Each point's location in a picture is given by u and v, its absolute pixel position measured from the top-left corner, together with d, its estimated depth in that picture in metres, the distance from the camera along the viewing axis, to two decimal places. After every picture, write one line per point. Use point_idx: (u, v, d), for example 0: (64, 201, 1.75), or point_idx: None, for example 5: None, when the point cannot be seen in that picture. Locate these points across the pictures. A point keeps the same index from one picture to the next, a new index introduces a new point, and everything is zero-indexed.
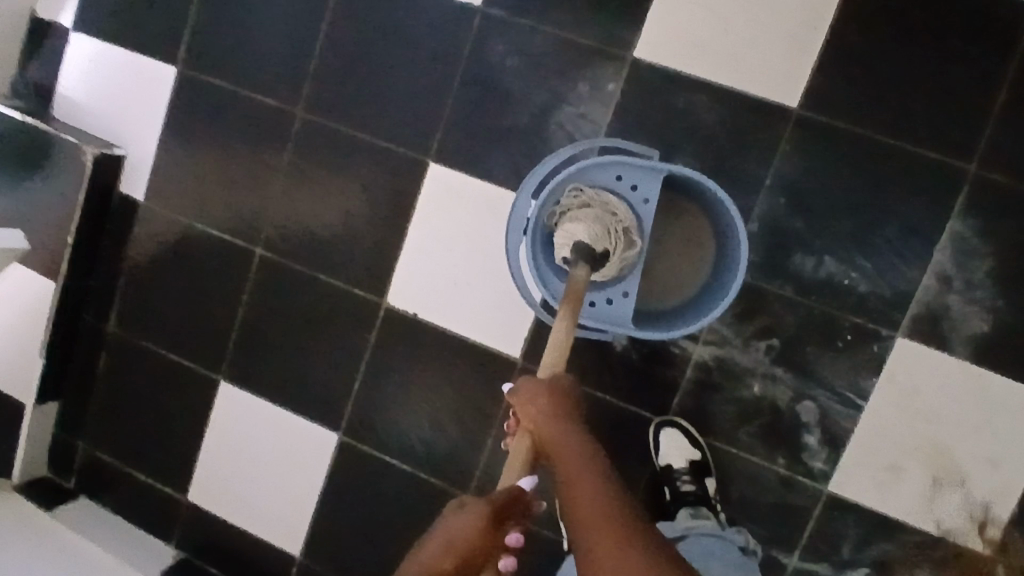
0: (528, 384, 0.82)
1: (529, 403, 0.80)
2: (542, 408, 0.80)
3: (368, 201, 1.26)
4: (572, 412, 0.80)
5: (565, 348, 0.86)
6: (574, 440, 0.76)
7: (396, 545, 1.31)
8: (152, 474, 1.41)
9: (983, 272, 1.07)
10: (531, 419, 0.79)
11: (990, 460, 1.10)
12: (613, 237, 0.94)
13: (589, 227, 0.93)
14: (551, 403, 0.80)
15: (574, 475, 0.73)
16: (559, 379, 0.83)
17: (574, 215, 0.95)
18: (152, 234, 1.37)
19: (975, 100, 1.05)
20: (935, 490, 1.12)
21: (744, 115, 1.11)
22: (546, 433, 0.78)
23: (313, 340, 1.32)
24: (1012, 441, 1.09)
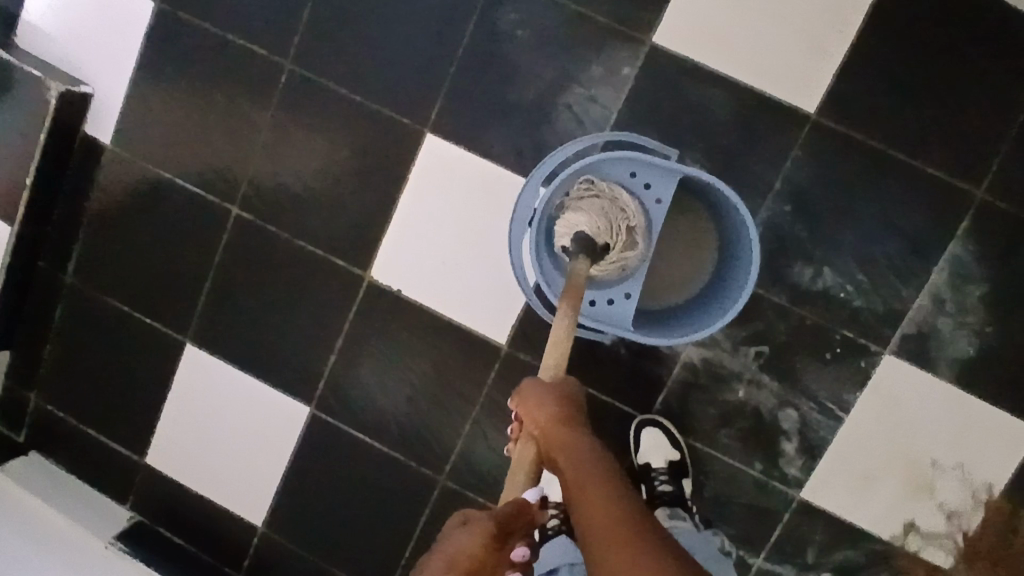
0: (534, 389, 0.81)
1: (535, 408, 0.79)
2: (547, 412, 0.78)
3: (356, 168, 1.20)
4: (578, 417, 0.79)
5: (566, 347, 0.84)
6: (579, 444, 0.75)
7: (363, 520, 1.29)
8: (108, 433, 1.35)
9: (976, 297, 1.07)
10: (537, 423, 0.78)
11: (958, 480, 1.12)
12: (619, 236, 0.92)
13: (592, 220, 0.91)
14: (557, 407, 0.79)
15: (580, 477, 0.71)
16: (562, 383, 0.82)
17: (580, 209, 0.92)
18: (118, 182, 1.27)
19: (990, 124, 1.04)
20: (931, 470, 1.12)
21: (758, 116, 1.07)
22: (550, 438, 0.77)
23: (288, 307, 1.26)
24: (984, 460, 1.11)
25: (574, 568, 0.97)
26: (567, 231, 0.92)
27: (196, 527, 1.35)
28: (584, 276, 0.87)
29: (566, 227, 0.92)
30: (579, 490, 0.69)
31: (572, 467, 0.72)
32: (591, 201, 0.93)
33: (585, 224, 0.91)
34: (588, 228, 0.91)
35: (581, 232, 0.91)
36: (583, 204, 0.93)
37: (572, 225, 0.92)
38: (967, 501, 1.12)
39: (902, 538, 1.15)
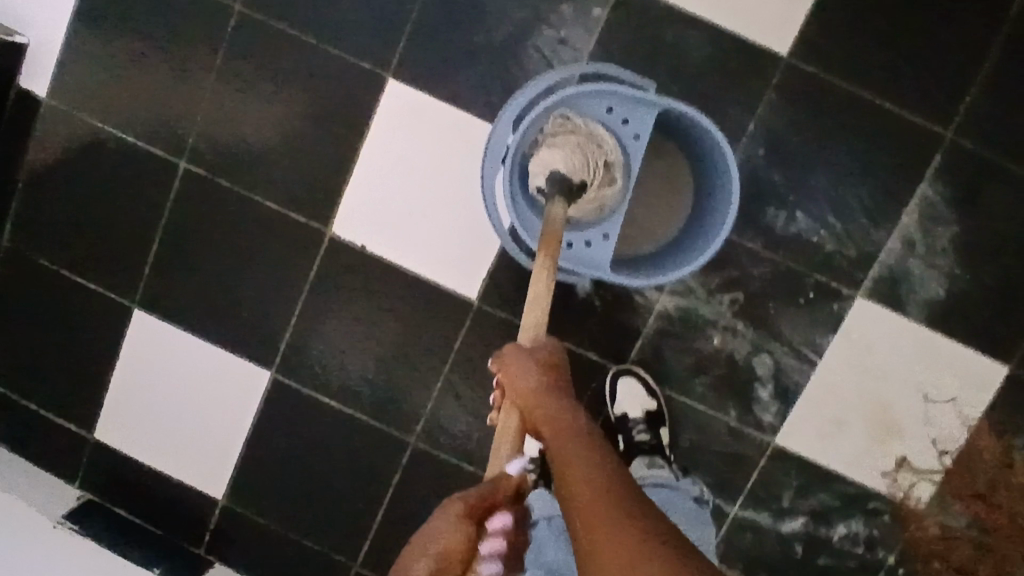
0: (517, 354, 0.75)
1: (519, 376, 0.73)
2: (532, 382, 0.72)
3: (315, 117, 1.14)
4: (565, 389, 0.73)
5: (547, 299, 0.77)
6: (569, 418, 0.69)
7: (331, 488, 1.24)
8: (52, 407, 1.26)
9: (946, 238, 1.08)
10: (522, 394, 0.72)
11: (929, 422, 1.13)
12: (597, 174, 0.89)
13: (567, 156, 0.87)
14: (543, 378, 0.73)
15: (571, 458, 0.64)
16: (545, 347, 0.76)
17: (556, 147, 0.89)
18: (53, 137, 1.18)
19: (960, 64, 1.04)
20: (910, 398, 1.13)
21: (732, 57, 1.06)
22: (535, 410, 0.71)
23: (246, 267, 1.20)
24: (954, 400, 1.12)
25: (553, 521, 0.94)
26: (542, 173, 0.89)
27: (152, 503, 1.28)
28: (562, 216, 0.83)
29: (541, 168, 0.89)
30: (566, 473, 0.63)
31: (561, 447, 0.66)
32: (566, 137, 0.90)
33: (562, 163, 0.87)
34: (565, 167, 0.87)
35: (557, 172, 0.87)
36: (558, 143, 0.89)
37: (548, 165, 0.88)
38: (959, 414, 1.12)
39: (877, 481, 1.15)
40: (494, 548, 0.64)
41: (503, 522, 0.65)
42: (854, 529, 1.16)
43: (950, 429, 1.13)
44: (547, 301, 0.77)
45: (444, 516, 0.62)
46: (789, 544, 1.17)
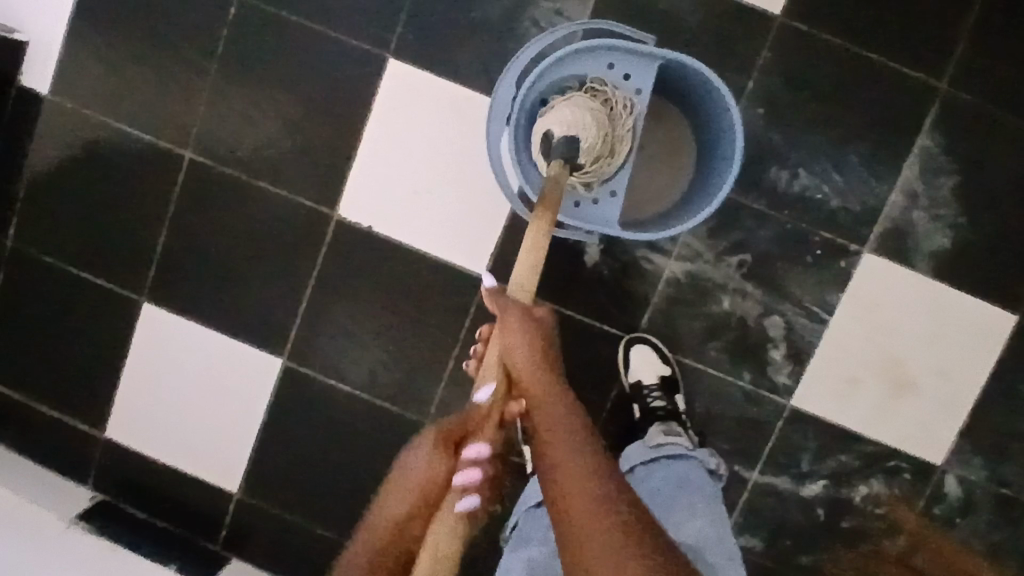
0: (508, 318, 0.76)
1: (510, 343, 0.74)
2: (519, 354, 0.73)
3: (317, 100, 1.15)
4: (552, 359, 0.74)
5: (538, 257, 0.79)
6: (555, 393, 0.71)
7: (346, 475, 1.23)
8: (61, 408, 1.26)
9: (948, 189, 1.09)
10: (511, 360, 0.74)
11: (944, 375, 1.13)
12: (607, 149, 0.88)
13: (593, 124, 0.87)
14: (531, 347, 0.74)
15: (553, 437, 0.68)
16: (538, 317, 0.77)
17: (579, 107, 0.88)
18: (57, 135, 1.19)
19: (950, 15, 1.06)
20: (922, 353, 1.13)
21: (726, 19, 1.08)
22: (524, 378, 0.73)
23: (252, 255, 1.20)
24: (967, 352, 1.12)
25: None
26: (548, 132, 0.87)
27: (166, 500, 1.27)
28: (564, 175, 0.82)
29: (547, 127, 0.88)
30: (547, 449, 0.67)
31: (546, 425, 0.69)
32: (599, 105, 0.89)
33: (568, 120, 0.87)
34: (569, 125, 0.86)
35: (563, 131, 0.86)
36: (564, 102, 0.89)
37: (559, 123, 0.87)
38: (972, 366, 1.12)
39: (894, 438, 1.15)
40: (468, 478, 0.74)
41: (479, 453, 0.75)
42: (875, 489, 1.15)
43: (965, 382, 1.13)
44: (534, 260, 0.78)
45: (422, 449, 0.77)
46: (811, 508, 1.16)
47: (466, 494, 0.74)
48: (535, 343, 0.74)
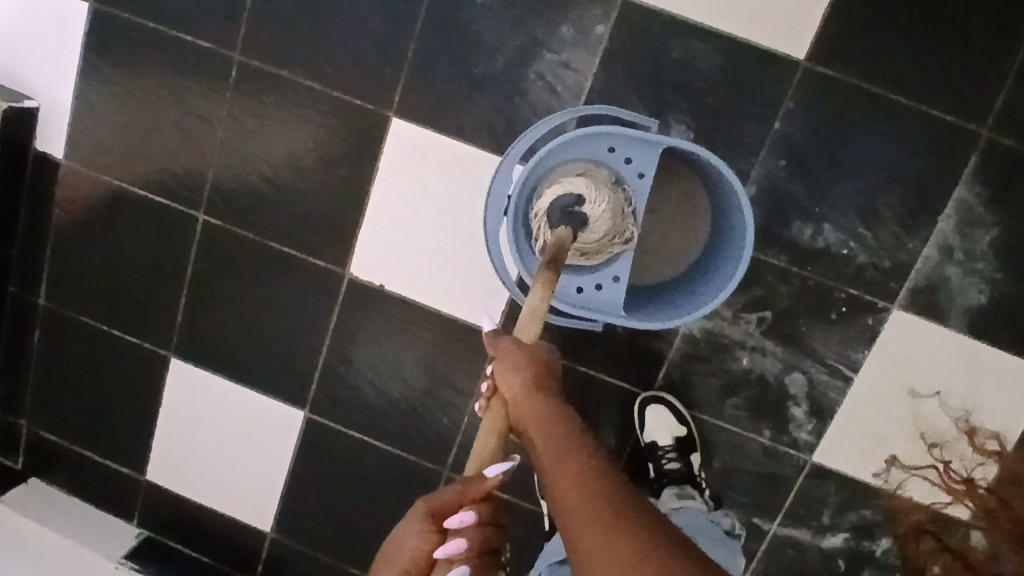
0: (509, 349, 0.74)
1: (510, 372, 0.72)
2: (518, 381, 0.71)
3: (322, 159, 1.13)
4: (551, 385, 0.72)
5: (541, 317, 0.77)
6: (552, 416, 0.67)
7: (369, 520, 1.27)
8: (103, 453, 1.32)
9: (986, 243, 1.01)
10: (510, 389, 0.71)
11: (973, 434, 1.08)
12: (593, 249, 0.87)
13: (596, 224, 0.85)
14: (531, 375, 0.72)
15: (550, 446, 0.64)
16: (537, 349, 0.75)
17: (604, 205, 0.85)
18: (76, 197, 1.21)
19: (993, 55, 0.97)
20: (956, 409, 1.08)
21: (745, 67, 1.00)
22: (524, 411, 0.69)
23: (269, 312, 1.21)
24: (1004, 410, 1.07)
25: None
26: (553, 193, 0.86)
27: (204, 538, 1.33)
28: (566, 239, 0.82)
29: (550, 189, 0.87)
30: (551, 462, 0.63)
31: (545, 443, 0.65)
32: (616, 210, 0.85)
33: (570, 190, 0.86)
34: (578, 196, 0.85)
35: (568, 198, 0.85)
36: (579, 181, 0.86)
37: (584, 199, 0.85)
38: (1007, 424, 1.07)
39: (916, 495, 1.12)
40: (454, 550, 0.68)
41: (463, 522, 0.68)
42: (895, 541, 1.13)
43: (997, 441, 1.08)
44: (538, 319, 0.76)
45: (411, 520, 0.70)
46: (831, 559, 1.15)
47: (452, 564, 0.68)
48: (527, 369, 0.72)
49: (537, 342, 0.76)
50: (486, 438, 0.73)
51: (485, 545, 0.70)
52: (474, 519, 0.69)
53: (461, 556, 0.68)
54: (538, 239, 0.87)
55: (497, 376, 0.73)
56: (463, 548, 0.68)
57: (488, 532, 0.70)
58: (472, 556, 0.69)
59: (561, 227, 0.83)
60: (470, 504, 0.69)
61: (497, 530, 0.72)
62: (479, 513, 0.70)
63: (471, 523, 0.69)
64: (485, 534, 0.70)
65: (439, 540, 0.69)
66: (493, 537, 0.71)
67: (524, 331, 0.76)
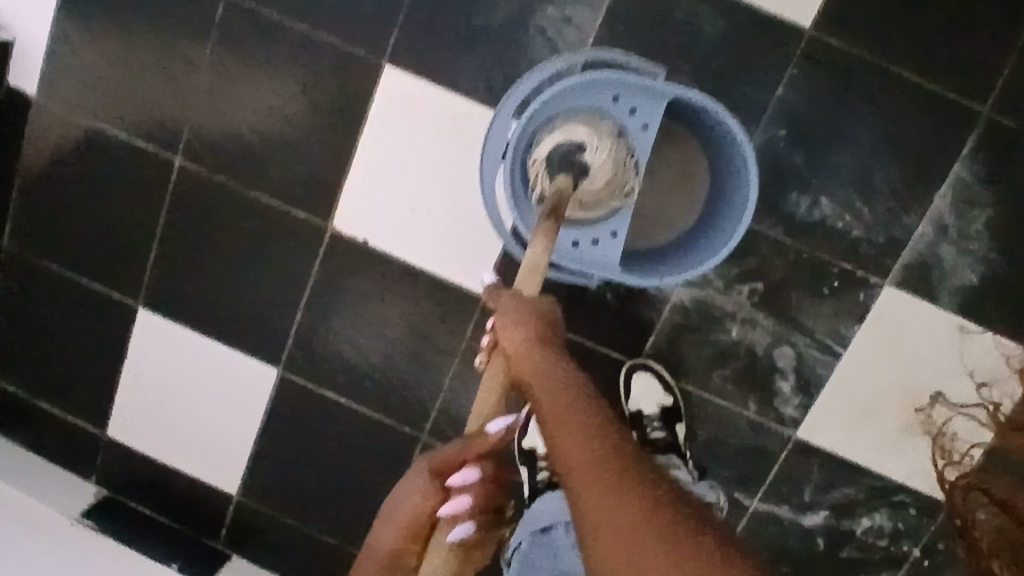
0: (508, 303, 0.71)
1: (510, 327, 0.69)
2: (518, 337, 0.68)
3: (309, 106, 1.09)
4: (553, 339, 0.69)
5: (541, 271, 0.74)
6: (552, 374, 0.64)
7: (343, 485, 1.23)
8: (65, 407, 1.27)
9: (981, 222, 1.01)
10: (509, 345, 0.68)
11: (1011, 380, 1.06)
12: (593, 202, 0.87)
13: (598, 173, 0.85)
14: (531, 329, 0.69)
15: (552, 406, 0.61)
16: (536, 303, 0.72)
17: (607, 153, 0.85)
18: (45, 135, 1.15)
19: (1000, 31, 0.96)
20: (989, 357, 1.06)
21: (751, 31, 0.98)
22: (524, 368, 0.66)
23: (246, 265, 1.16)
24: None
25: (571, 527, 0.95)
26: (553, 141, 0.86)
27: (169, 499, 1.28)
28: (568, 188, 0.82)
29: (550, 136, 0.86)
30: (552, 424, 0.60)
31: (546, 402, 0.62)
32: (617, 160, 0.85)
33: (570, 138, 0.85)
34: (580, 144, 0.85)
35: (568, 145, 0.85)
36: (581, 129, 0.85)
37: (585, 147, 0.85)
38: None
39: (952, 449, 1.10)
40: (459, 506, 0.73)
41: (466, 479, 0.75)
42: (913, 504, 1.12)
43: None
44: (534, 275, 0.74)
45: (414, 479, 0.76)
46: (811, 537, 1.14)
47: (457, 522, 0.73)
48: (527, 323, 0.69)
49: (537, 297, 0.73)
50: (487, 392, 0.72)
51: (485, 503, 0.76)
52: (477, 478, 0.75)
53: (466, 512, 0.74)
54: (535, 188, 0.86)
55: (496, 332, 0.70)
56: (466, 505, 0.74)
57: (489, 488, 0.77)
58: (474, 514, 0.75)
59: (562, 175, 0.83)
60: (473, 462, 0.76)
61: (497, 484, 0.78)
62: (481, 471, 0.76)
63: (474, 480, 0.75)
64: (485, 491, 0.76)
65: (443, 498, 0.75)
66: (492, 495, 0.77)
67: (523, 286, 0.74)
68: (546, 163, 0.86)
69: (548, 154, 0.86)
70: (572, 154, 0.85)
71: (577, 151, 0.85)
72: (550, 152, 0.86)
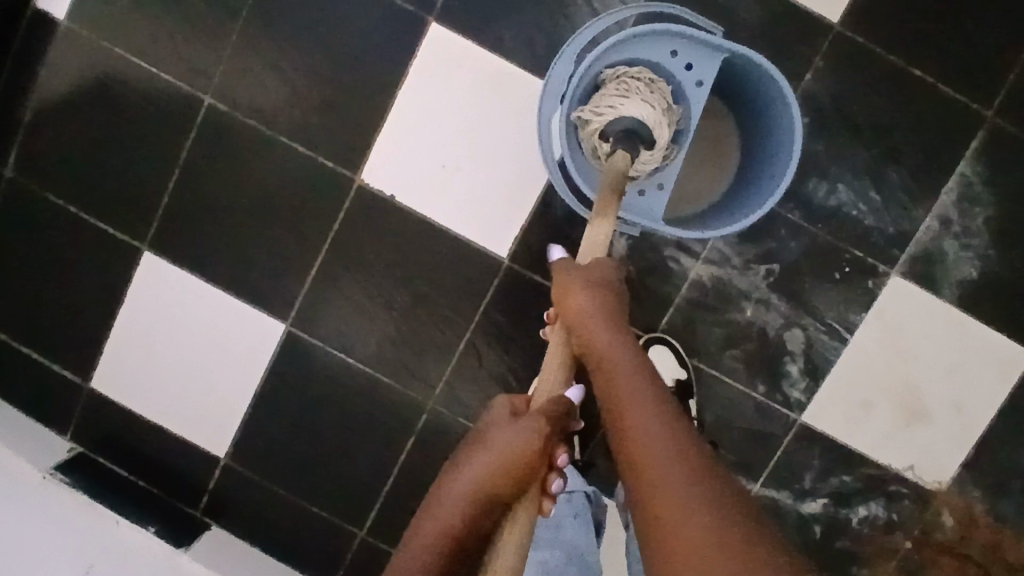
0: (582, 284, 0.80)
1: (582, 308, 0.79)
2: (590, 313, 0.78)
3: (351, 57, 1.10)
4: (621, 320, 0.79)
5: (604, 249, 0.83)
6: (624, 360, 0.74)
7: (338, 452, 1.19)
8: (46, 352, 1.19)
9: (982, 220, 1.08)
10: (582, 322, 0.78)
11: (999, 379, 1.12)
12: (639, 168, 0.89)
13: (648, 146, 0.87)
14: (602, 309, 0.79)
15: (622, 397, 0.70)
16: (608, 282, 0.81)
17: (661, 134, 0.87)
18: (68, 63, 1.13)
19: (1004, 44, 1.05)
20: (979, 357, 1.11)
21: (784, 21, 1.05)
22: (596, 348, 0.76)
23: (264, 212, 1.15)
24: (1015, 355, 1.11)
25: (573, 497, 0.97)
26: (613, 114, 0.87)
27: (149, 460, 1.21)
28: (624, 172, 0.83)
29: (610, 109, 0.86)
30: (622, 409, 0.69)
31: (618, 390, 0.71)
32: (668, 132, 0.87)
33: (629, 115, 0.86)
34: (638, 119, 0.86)
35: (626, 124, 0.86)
36: (641, 86, 0.87)
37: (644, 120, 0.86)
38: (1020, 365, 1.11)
39: (941, 450, 1.14)
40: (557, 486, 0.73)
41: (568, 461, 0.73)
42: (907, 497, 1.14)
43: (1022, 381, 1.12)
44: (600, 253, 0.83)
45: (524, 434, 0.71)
46: (808, 525, 1.15)
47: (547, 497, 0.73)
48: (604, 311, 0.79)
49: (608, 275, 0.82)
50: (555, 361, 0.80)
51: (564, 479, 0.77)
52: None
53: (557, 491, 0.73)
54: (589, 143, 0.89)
55: (567, 307, 0.80)
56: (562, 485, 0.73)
57: None
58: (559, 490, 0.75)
59: (620, 151, 0.85)
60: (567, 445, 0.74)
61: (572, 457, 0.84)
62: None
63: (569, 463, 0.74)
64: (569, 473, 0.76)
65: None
66: None
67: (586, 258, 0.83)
68: (603, 133, 0.88)
69: (606, 126, 0.87)
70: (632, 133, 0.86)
71: (634, 125, 0.86)
72: (609, 123, 0.87)
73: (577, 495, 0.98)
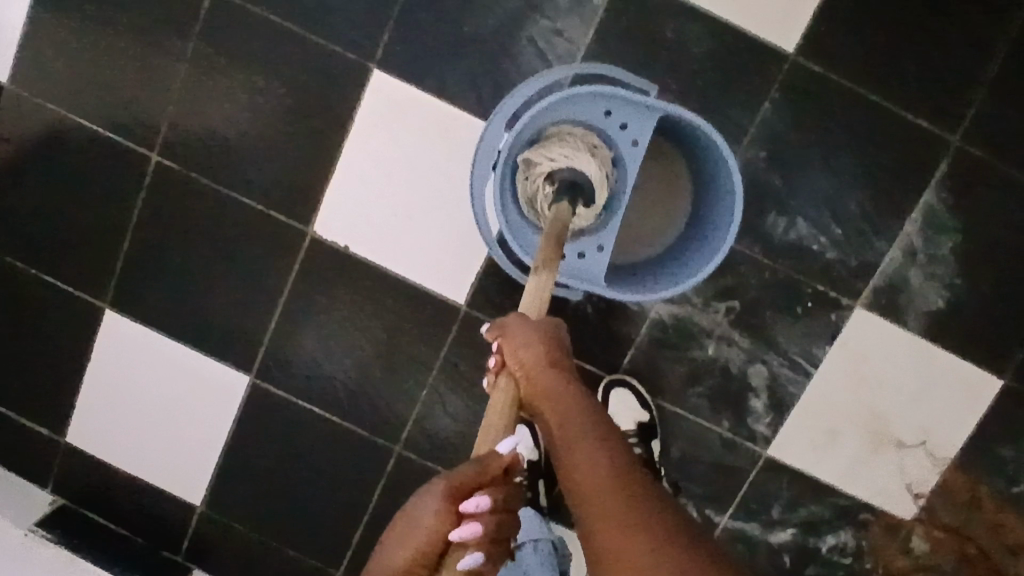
0: (517, 325, 0.74)
1: (518, 346, 0.72)
2: (532, 352, 0.71)
3: (296, 106, 1.08)
4: (562, 356, 0.72)
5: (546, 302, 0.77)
6: (565, 394, 0.67)
7: (309, 495, 1.20)
8: (21, 411, 1.21)
9: (948, 248, 1.05)
10: (519, 361, 0.71)
11: (969, 405, 1.10)
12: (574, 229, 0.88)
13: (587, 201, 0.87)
14: (543, 347, 0.72)
15: (563, 427, 0.63)
16: (550, 327, 0.75)
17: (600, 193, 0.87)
18: (14, 126, 1.11)
19: (968, 66, 1.01)
20: (947, 384, 1.09)
21: (736, 54, 1.01)
22: (534, 382, 0.69)
23: (220, 265, 1.14)
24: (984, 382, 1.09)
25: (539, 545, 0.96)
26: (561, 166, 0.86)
27: (128, 510, 1.24)
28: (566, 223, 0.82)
29: (562, 158, 0.85)
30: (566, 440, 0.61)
31: (558, 421, 0.64)
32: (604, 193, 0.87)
33: (573, 169, 0.85)
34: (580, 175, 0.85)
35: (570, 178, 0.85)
36: (582, 143, 0.86)
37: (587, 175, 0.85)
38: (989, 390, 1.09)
39: (908, 476, 1.13)
40: (470, 533, 0.66)
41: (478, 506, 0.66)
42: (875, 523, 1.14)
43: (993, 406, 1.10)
44: (542, 305, 0.77)
45: (429, 497, 0.67)
46: (777, 554, 1.15)
47: (466, 550, 0.66)
48: (543, 352, 0.71)
49: (546, 320, 0.76)
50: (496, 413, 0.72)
51: (498, 533, 0.68)
52: (489, 501, 0.67)
53: (475, 541, 0.66)
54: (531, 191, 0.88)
55: (506, 354, 0.73)
56: (478, 532, 0.66)
57: (502, 520, 0.68)
58: (485, 543, 0.67)
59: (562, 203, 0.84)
60: (485, 487, 0.67)
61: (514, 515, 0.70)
62: (495, 495, 0.68)
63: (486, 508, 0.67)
64: (499, 522, 0.68)
65: (454, 520, 0.66)
66: (507, 524, 0.69)
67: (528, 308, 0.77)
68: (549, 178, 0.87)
69: (549, 175, 0.87)
70: (575, 187, 0.85)
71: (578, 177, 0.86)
72: (555, 172, 0.86)
73: (542, 542, 0.98)
